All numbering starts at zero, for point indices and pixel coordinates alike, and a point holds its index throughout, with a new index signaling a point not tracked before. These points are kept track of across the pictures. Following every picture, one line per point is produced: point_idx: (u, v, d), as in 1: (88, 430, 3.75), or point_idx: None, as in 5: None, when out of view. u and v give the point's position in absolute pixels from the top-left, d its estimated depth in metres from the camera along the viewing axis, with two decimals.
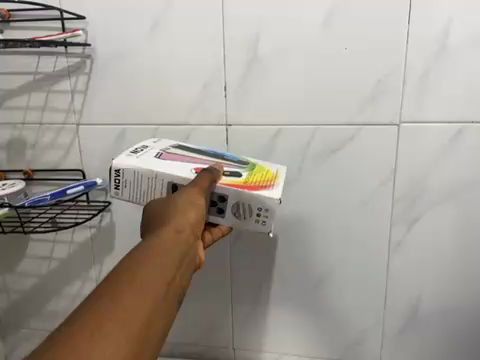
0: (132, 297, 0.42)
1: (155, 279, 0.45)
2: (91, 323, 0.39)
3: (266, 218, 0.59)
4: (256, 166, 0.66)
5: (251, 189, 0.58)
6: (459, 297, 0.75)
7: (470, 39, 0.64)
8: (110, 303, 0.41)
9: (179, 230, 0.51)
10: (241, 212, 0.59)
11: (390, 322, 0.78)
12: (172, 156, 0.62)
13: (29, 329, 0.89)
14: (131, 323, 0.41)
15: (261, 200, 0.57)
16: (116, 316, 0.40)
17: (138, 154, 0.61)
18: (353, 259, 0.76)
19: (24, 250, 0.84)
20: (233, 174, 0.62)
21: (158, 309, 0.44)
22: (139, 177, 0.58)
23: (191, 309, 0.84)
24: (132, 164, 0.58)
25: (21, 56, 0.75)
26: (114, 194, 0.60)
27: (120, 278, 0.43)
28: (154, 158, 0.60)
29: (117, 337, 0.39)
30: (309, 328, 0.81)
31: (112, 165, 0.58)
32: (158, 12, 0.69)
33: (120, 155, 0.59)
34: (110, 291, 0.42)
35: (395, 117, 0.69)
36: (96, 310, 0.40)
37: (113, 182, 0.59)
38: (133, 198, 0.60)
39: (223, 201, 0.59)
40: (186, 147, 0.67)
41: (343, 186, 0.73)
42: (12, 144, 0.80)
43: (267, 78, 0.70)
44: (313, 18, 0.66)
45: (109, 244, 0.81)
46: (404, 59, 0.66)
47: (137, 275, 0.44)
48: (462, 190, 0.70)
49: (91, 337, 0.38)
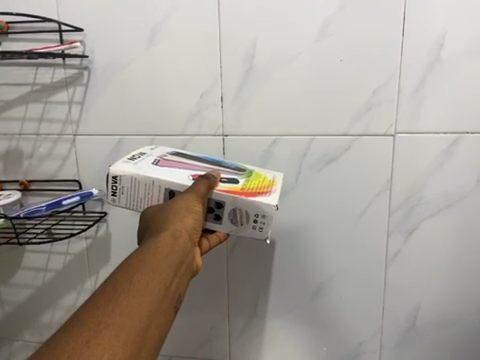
0: (129, 302, 0.42)
1: (152, 284, 0.45)
2: (88, 329, 0.38)
3: (263, 224, 0.58)
4: (253, 173, 0.66)
5: (248, 196, 0.58)
6: (457, 308, 0.75)
7: (464, 51, 0.65)
8: (107, 309, 0.41)
9: (176, 236, 0.51)
10: (237, 218, 0.59)
11: (388, 333, 0.78)
12: (169, 163, 0.62)
13: (23, 342, 0.87)
14: (128, 329, 0.40)
15: (258, 207, 0.57)
16: (113, 322, 0.40)
17: (135, 161, 0.61)
18: (351, 269, 0.76)
19: (19, 262, 0.83)
20: (230, 180, 0.62)
21: (156, 314, 0.44)
22: (136, 184, 0.58)
23: (188, 322, 0.83)
24: (129, 170, 0.58)
25: (18, 67, 0.76)
26: (111, 201, 0.60)
27: (117, 284, 0.43)
28: (151, 165, 0.60)
29: (115, 343, 0.39)
30: (307, 341, 0.80)
31: (110, 172, 0.58)
32: (157, 25, 0.70)
33: (118, 162, 0.59)
34: (107, 297, 0.42)
35: (391, 127, 0.69)
36: (93, 316, 0.40)
37: (110, 189, 0.59)
38: (131, 205, 0.59)
39: (220, 207, 0.59)
40: (183, 155, 0.67)
41: (340, 195, 0.73)
42: (9, 154, 0.80)
43: (264, 90, 0.70)
44: (310, 31, 0.67)
45: (105, 255, 0.80)
46: (398, 70, 0.67)
47: (134, 280, 0.44)
48: (459, 200, 0.71)
49: (89, 343, 0.38)
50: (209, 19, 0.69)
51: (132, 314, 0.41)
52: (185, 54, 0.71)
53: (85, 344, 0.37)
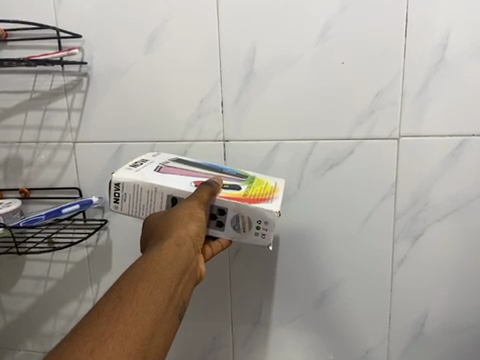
0: (134, 310, 0.41)
1: (156, 291, 0.44)
2: (92, 339, 0.38)
3: (266, 231, 0.57)
4: (255, 179, 0.65)
5: (250, 202, 0.57)
6: (466, 314, 0.73)
7: (468, 53, 0.63)
8: (111, 317, 0.40)
9: (180, 243, 0.50)
10: (240, 225, 0.58)
11: (395, 340, 0.76)
12: (171, 169, 0.61)
13: (25, 351, 0.87)
14: (133, 338, 0.39)
15: (260, 213, 0.56)
16: (118, 331, 0.39)
17: (137, 168, 0.60)
18: (356, 276, 0.74)
19: (21, 270, 0.83)
20: (232, 186, 0.61)
21: (160, 322, 0.43)
22: (139, 191, 0.57)
23: (191, 331, 0.82)
24: (132, 177, 0.57)
25: (17, 74, 0.75)
26: (113, 208, 0.59)
27: (121, 292, 0.42)
28: (153, 172, 0.59)
29: (119, 353, 0.38)
30: (312, 349, 0.79)
31: (112, 179, 0.57)
32: (156, 29, 0.70)
33: (120, 169, 0.59)
34: (112, 305, 0.41)
35: (395, 130, 0.68)
36: (97, 325, 0.39)
37: (112, 196, 0.58)
38: (133, 212, 0.59)
39: (223, 214, 0.58)
40: (185, 161, 0.66)
41: (343, 201, 0.72)
42: (9, 162, 0.79)
43: (264, 94, 0.69)
44: (310, 34, 0.66)
45: (106, 263, 0.80)
46: (401, 73, 0.65)
47: (139, 288, 0.43)
48: (466, 203, 0.69)
49: (94, 352, 0.37)
50: (209, 22, 0.68)
51: (137, 322, 0.40)
52: (185, 59, 0.70)
53: (89, 354, 0.37)
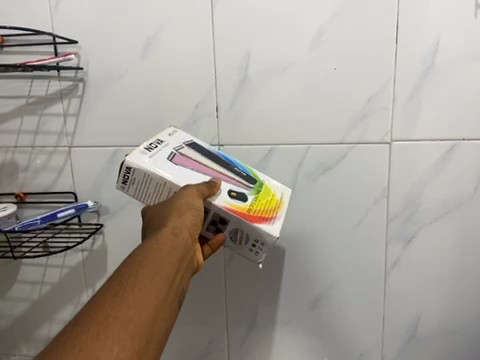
0: (136, 296, 0.42)
1: (157, 278, 0.45)
2: (96, 323, 0.38)
3: (260, 250, 0.59)
4: (263, 187, 0.64)
5: (253, 221, 0.57)
6: (459, 315, 0.74)
7: (457, 59, 0.65)
8: (114, 302, 0.40)
9: (177, 232, 0.50)
10: (237, 237, 0.59)
11: (389, 342, 0.77)
12: (185, 160, 0.60)
13: (20, 356, 0.86)
14: (136, 322, 0.40)
15: (260, 234, 0.57)
16: (121, 315, 0.40)
17: (152, 153, 0.58)
18: (350, 279, 0.75)
19: (16, 275, 0.83)
20: (239, 196, 0.60)
21: (161, 308, 0.44)
22: (148, 180, 0.56)
23: (186, 335, 0.82)
24: (145, 166, 0.56)
25: (13, 79, 0.76)
26: (119, 187, 0.57)
27: (122, 279, 0.43)
28: (166, 161, 0.58)
29: (124, 335, 0.39)
30: (308, 351, 0.79)
31: (125, 161, 0.55)
32: (151, 35, 0.71)
33: (134, 152, 0.57)
34: (114, 291, 0.41)
35: (386, 135, 0.69)
36: (101, 310, 0.39)
37: (120, 176, 0.56)
38: (138, 196, 0.58)
39: (224, 223, 0.58)
40: (199, 146, 0.65)
41: (338, 204, 0.72)
42: (5, 167, 0.79)
43: (259, 99, 0.70)
44: (303, 39, 0.67)
45: (101, 267, 0.80)
46: (393, 78, 0.67)
47: (139, 275, 0.44)
48: (457, 207, 0.70)
49: (99, 335, 0.38)
50: (204, 29, 0.69)
51: (139, 308, 0.41)
52: (180, 65, 0.71)
53: (95, 337, 0.37)
